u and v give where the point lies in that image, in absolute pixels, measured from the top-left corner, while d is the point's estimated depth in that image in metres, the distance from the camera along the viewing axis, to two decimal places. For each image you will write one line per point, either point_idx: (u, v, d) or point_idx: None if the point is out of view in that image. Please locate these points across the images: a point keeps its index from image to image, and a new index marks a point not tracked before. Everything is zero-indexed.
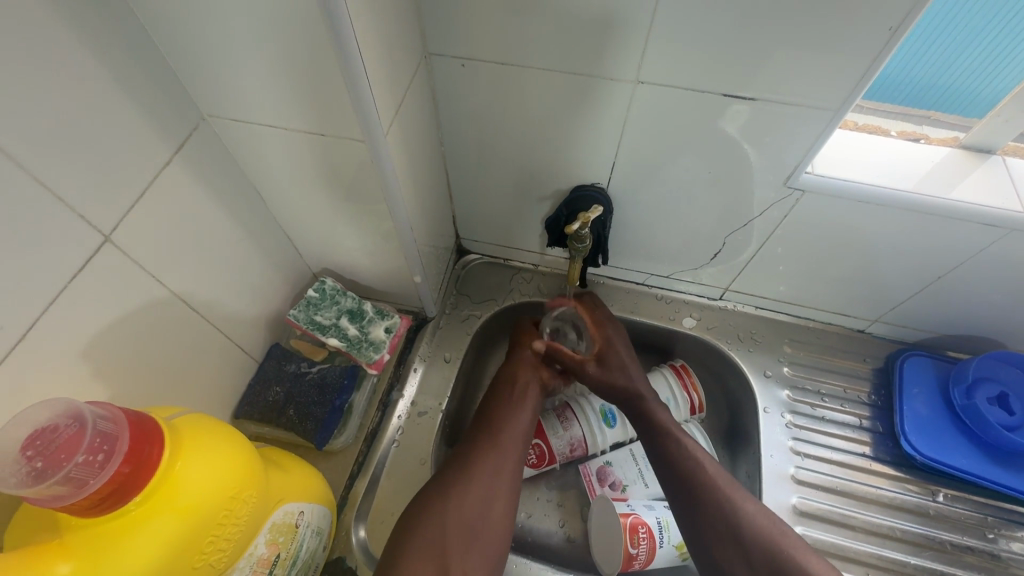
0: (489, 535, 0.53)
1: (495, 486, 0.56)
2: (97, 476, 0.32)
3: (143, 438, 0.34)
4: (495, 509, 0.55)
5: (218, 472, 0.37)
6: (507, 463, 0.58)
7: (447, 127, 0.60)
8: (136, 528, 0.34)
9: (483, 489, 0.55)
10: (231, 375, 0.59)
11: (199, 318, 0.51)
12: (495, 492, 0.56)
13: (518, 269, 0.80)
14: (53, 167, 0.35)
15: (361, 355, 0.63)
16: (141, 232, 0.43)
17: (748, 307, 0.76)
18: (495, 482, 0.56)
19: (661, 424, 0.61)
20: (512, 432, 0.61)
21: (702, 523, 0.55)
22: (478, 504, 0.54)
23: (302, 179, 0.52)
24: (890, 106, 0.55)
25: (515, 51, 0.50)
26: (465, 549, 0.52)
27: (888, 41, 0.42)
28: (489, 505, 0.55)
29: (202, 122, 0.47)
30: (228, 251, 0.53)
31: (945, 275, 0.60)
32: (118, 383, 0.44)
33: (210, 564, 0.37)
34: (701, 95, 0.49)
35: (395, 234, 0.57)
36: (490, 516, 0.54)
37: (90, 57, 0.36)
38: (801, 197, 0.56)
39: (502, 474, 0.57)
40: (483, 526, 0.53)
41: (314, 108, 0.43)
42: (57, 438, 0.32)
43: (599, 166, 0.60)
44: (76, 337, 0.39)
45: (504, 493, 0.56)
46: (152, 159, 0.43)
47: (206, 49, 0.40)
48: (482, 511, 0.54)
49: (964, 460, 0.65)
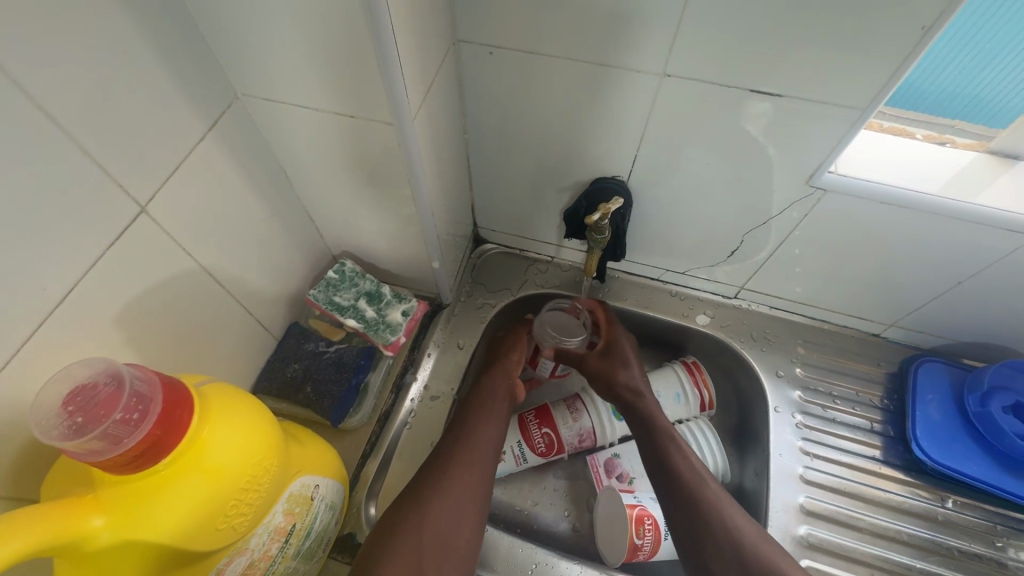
0: (461, 533, 0.53)
1: (470, 480, 0.56)
2: (132, 435, 0.33)
3: (175, 401, 0.36)
4: (467, 502, 0.54)
5: (240, 442, 0.39)
6: (480, 457, 0.58)
7: (471, 115, 0.61)
8: (166, 486, 0.35)
9: (456, 485, 0.55)
10: (253, 350, 0.60)
11: (224, 293, 0.53)
12: (468, 488, 0.55)
13: (534, 260, 0.80)
14: (94, 136, 0.36)
15: (377, 337, 0.64)
16: (174, 206, 0.44)
17: (763, 307, 0.77)
18: (465, 475, 0.56)
19: (672, 442, 0.60)
20: (484, 426, 0.61)
21: (691, 523, 0.54)
22: (445, 497, 0.54)
23: (328, 161, 0.53)
24: (915, 113, 0.55)
25: (543, 41, 0.50)
26: (437, 546, 0.51)
27: (920, 41, 0.41)
28: (462, 498, 0.54)
29: (235, 100, 0.48)
30: (254, 229, 0.54)
31: (964, 281, 0.60)
32: (147, 352, 0.45)
33: (232, 527, 0.39)
34: (728, 91, 0.49)
35: (417, 219, 0.58)
36: (463, 512, 0.54)
37: (132, 32, 0.37)
38: (822, 197, 0.56)
39: (475, 467, 0.57)
40: (452, 522, 0.53)
41: (345, 90, 0.44)
42: (96, 396, 0.33)
43: (621, 159, 0.60)
44: (110, 304, 0.41)
45: (482, 488, 0.56)
46: (186, 136, 0.44)
47: (242, 26, 0.41)
48: (452, 506, 0.53)
49: (975, 467, 0.65)
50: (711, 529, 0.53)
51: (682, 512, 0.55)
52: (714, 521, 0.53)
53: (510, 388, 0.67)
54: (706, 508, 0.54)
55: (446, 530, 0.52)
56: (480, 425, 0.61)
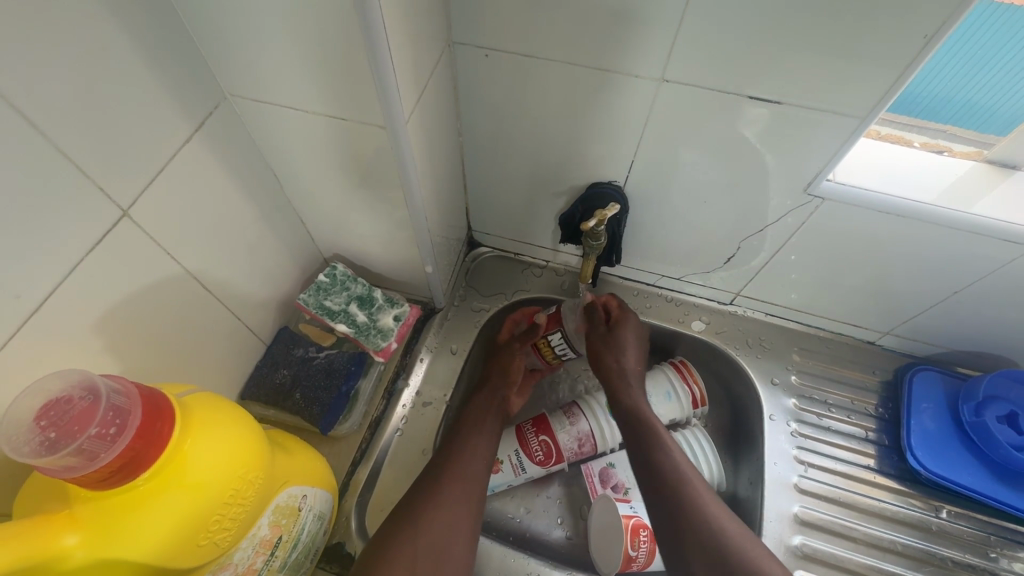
0: (455, 544, 0.51)
1: (461, 492, 0.55)
2: (109, 450, 0.32)
3: (155, 414, 0.35)
4: (460, 514, 0.53)
5: (225, 455, 0.37)
6: (472, 471, 0.57)
7: (465, 117, 0.60)
8: (145, 502, 0.34)
9: (452, 496, 0.54)
10: (240, 356, 0.59)
11: (210, 297, 0.51)
12: (461, 499, 0.54)
13: (529, 264, 0.79)
14: (74, 139, 0.35)
15: (368, 343, 0.63)
16: (157, 209, 0.43)
17: (758, 313, 0.76)
18: (456, 487, 0.55)
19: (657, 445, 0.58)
20: (474, 441, 0.60)
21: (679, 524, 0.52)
22: (439, 507, 0.53)
23: (319, 164, 0.52)
24: (908, 118, 0.53)
25: (540, 43, 0.49)
26: (430, 555, 0.50)
27: (923, 49, 0.41)
28: (456, 508, 0.53)
29: (224, 100, 0.46)
30: (242, 233, 0.53)
31: (961, 290, 0.60)
32: (131, 359, 0.44)
33: (214, 542, 0.38)
34: (726, 97, 0.49)
35: (409, 223, 0.57)
36: (456, 519, 0.53)
37: (118, 31, 0.36)
38: (820, 205, 0.56)
39: (466, 479, 0.56)
40: (445, 533, 0.51)
41: (335, 93, 0.43)
42: (71, 410, 0.32)
43: (617, 165, 0.59)
44: (90, 311, 0.39)
45: (473, 500, 0.55)
46: (171, 137, 0.42)
47: (228, 24, 0.39)
48: (444, 518, 0.52)
49: (971, 477, 0.65)
50: (694, 529, 0.51)
51: (667, 515, 0.53)
52: (698, 529, 0.51)
53: (500, 403, 0.66)
54: (689, 511, 0.52)
55: (440, 542, 0.51)
56: (470, 439, 0.60)
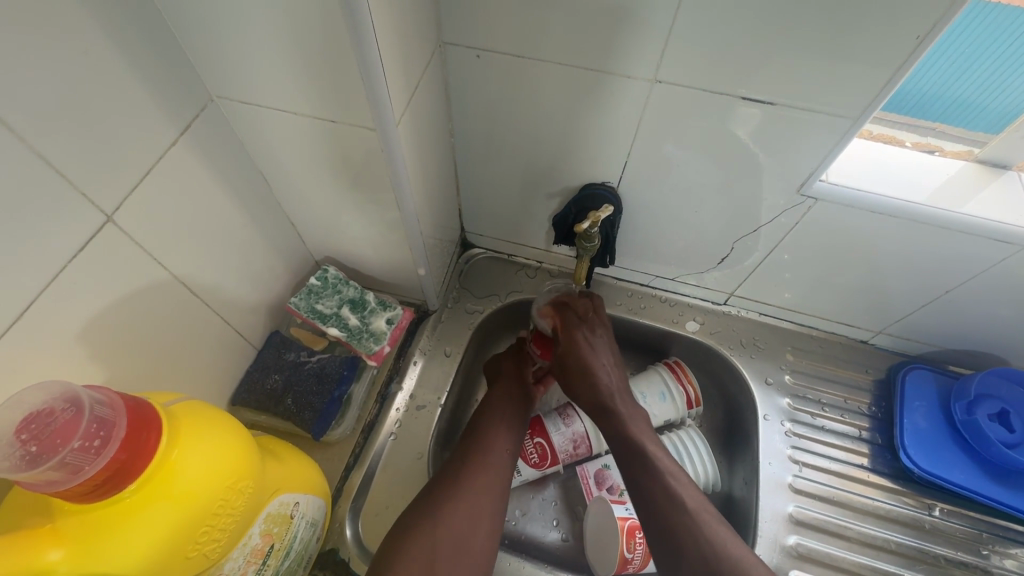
0: (473, 535, 0.52)
1: (483, 484, 0.55)
2: (93, 463, 0.32)
3: (140, 424, 0.34)
4: (481, 506, 0.53)
5: (213, 463, 0.37)
6: (494, 460, 0.57)
7: (458, 118, 0.59)
8: (132, 515, 0.33)
9: (472, 487, 0.54)
10: (230, 362, 0.58)
11: (198, 302, 0.51)
12: (481, 490, 0.55)
13: (523, 265, 0.79)
14: (55, 144, 0.34)
15: (361, 346, 0.63)
16: (143, 213, 0.42)
17: (751, 313, 0.76)
18: (479, 477, 0.55)
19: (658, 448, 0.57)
20: (495, 432, 0.60)
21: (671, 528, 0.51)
22: (459, 499, 0.53)
23: (308, 166, 0.51)
24: (898, 115, 0.53)
25: (532, 43, 0.49)
26: (449, 547, 0.50)
27: (915, 49, 0.40)
28: (476, 501, 0.53)
29: (210, 102, 0.46)
30: (231, 236, 0.52)
31: (952, 290, 0.60)
32: (116, 367, 0.43)
33: (203, 554, 0.37)
34: (719, 97, 0.48)
35: (400, 225, 0.56)
36: (477, 516, 0.53)
37: (100, 33, 0.35)
38: (813, 206, 0.56)
39: (488, 469, 0.56)
40: (466, 524, 0.52)
41: (325, 95, 0.42)
42: (52, 422, 0.32)
43: (610, 165, 0.59)
44: (74, 319, 0.39)
45: (495, 493, 0.55)
46: (156, 140, 0.42)
47: (215, 25, 0.39)
48: (463, 510, 0.52)
49: (962, 475, 0.65)
50: (687, 531, 0.51)
51: (655, 514, 0.53)
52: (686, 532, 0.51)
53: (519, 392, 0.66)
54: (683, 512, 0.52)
55: (458, 533, 0.51)
56: (490, 431, 0.60)
